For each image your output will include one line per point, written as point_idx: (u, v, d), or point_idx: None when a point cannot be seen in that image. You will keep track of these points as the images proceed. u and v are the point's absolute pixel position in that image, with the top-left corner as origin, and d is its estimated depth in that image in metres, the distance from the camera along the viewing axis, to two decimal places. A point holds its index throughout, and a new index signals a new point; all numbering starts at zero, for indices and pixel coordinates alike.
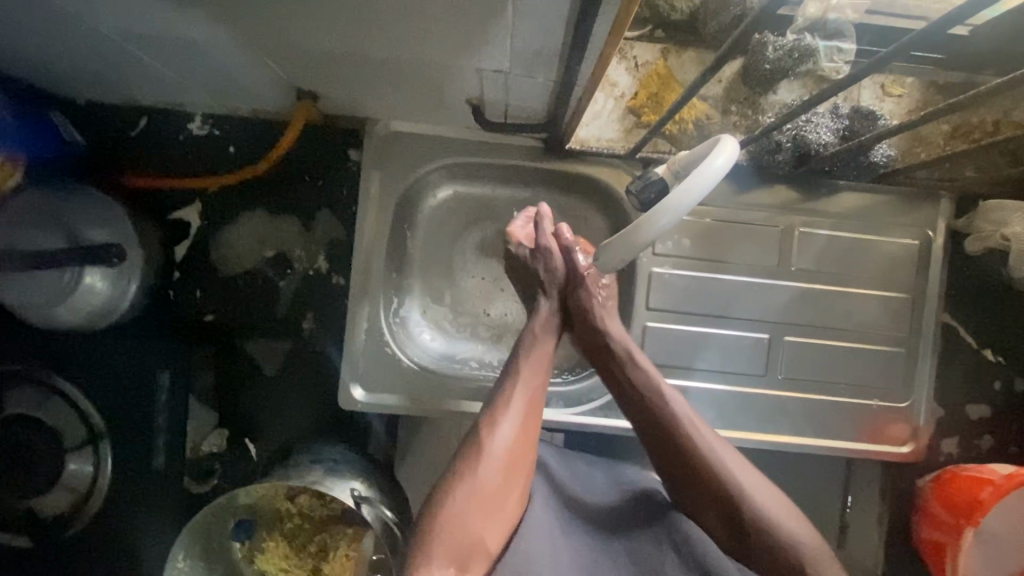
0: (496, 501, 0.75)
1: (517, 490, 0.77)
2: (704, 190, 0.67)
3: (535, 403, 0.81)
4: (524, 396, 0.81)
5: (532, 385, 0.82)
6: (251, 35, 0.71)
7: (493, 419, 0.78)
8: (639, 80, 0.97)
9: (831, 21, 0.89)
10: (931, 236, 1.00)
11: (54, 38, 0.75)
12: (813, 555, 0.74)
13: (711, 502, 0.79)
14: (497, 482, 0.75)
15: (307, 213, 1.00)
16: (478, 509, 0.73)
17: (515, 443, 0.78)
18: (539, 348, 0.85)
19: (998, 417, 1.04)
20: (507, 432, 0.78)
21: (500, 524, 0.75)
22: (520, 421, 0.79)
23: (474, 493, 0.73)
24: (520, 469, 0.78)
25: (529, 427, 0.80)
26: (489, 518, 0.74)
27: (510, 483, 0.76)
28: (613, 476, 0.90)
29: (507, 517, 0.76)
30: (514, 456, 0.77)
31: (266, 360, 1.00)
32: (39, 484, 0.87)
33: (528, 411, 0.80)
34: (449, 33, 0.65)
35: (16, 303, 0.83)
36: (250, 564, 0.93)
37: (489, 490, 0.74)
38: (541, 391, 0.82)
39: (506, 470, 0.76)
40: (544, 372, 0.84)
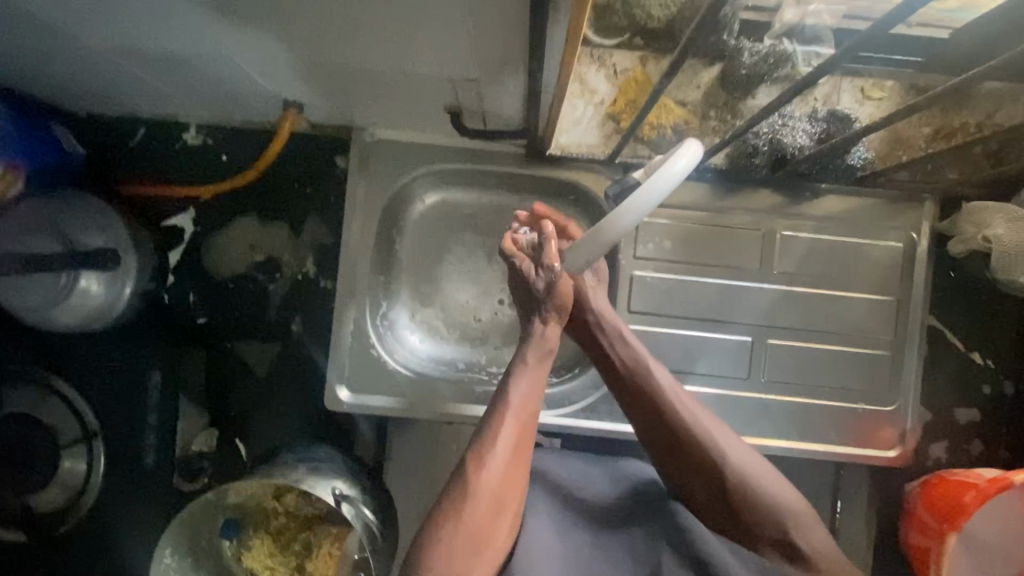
0: (484, 538, 0.73)
1: (505, 524, 0.75)
2: (664, 192, 0.69)
3: (524, 436, 0.78)
4: (513, 429, 0.77)
5: (523, 409, 0.78)
6: (232, 48, 0.74)
7: (481, 456, 0.75)
8: (618, 87, 0.98)
9: (808, 27, 0.90)
10: (914, 238, 0.99)
11: (50, 54, 0.79)
12: (797, 530, 0.79)
13: (700, 473, 0.82)
14: (486, 522, 0.73)
15: (296, 219, 1.03)
16: (467, 549, 0.71)
17: (509, 469, 0.75)
18: (530, 370, 0.81)
19: (988, 421, 1.03)
20: (496, 468, 0.75)
21: (489, 556, 0.73)
22: (508, 457, 0.76)
23: (464, 530, 0.72)
24: (510, 503, 0.75)
25: (519, 462, 0.76)
26: (479, 555, 0.72)
27: (500, 517, 0.75)
28: (610, 471, 0.90)
29: (496, 550, 0.74)
30: (504, 493, 0.74)
31: (256, 361, 1.02)
32: (35, 481, 0.91)
33: (517, 444, 0.77)
34: (417, 42, 0.67)
35: (18, 304, 0.89)
36: (238, 562, 0.95)
37: (478, 527, 0.72)
38: (531, 419, 0.79)
39: (495, 506, 0.74)
40: (534, 399, 0.80)
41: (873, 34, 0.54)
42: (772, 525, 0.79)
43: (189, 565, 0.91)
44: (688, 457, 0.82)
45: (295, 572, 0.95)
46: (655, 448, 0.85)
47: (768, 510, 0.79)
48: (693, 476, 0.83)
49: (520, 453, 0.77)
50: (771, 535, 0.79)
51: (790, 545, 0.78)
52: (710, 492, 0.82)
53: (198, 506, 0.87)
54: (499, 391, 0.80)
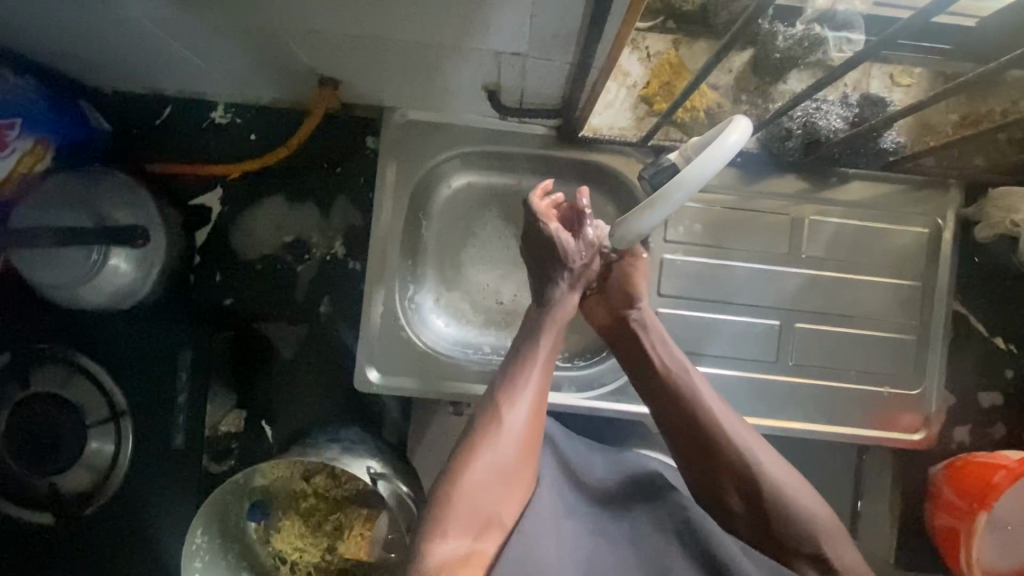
0: (511, 480, 0.75)
1: (531, 463, 0.77)
2: (715, 166, 0.70)
3: (546, 382, 0.83)
4: (538, 373, 0.82)
5: (546, 356, 0.84)
6: (278, 22, 0.73)
7: (509, 396, 0.79)
8: (651, 70, 0.98)
9: (840, 12, 0.92)
10: (941, 224, 1.00)
11: (88, 27, 0.78)
12: (829, 539, 0.79)
13: (731, 478, 0.82)
14: (514, 457, 0.76)
15: (325, 200, 1.03)
16: (497, 482, 0.74)
17: (533, 415, 0.79)
18: (554, 327, 0.86)
19: (1010, 405, 1.05)
20: (523, 409, 0.79)
21: (516, 494, 0.75)
22: (534, 396, 0.80)
23: (493, 462, 0.74)
24: (535, 445, 0.78)
25: (541, 407, 0.80)
26: (505, 490, 0.74)
27: (527, 458, 0.77)
28: (611, 458, 0.90)
29: (521, 491, 0.76)
30: (530, 430, 0.78)
31: (283, 344, 1.02)
32: (62, 462, 0.89)
33: (541, 389, 0.82)
34: (470, 15, 0.67)
35: (44, 282, 0.86)
36: (265, 543, 0.95)
37: (508, 462, 0.75)
38: (552, 367, 0.84)
39: (522, 445, 0.77)
40: (556, 349, 0.85)
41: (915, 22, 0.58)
42: (800, 533, 0.79)
43: (218, 548, 0.89)
44: (722, 460, 0.82)
45: (326, 553, 0.94)
46: (686, 449, 0.84)
47: (799, 520, 0.80)
48: (725, 484, 0.82)
49: (543, 401, 0.81)
50: (800, 543, 0.79)
51: (820, 556, 0.79)
52: (739, 498, 0.82)
53: (228, 487, 0.86)
54: (522, 338, 0.86)
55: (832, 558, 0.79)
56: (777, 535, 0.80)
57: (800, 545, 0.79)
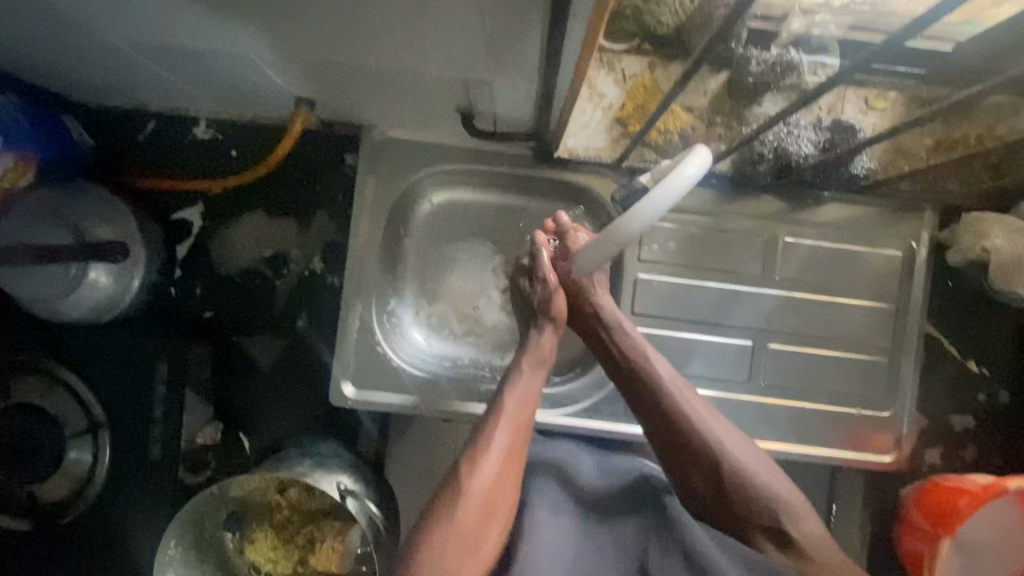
0: (473, 543, 0.74)
1: (495, 530, 0.76)
2: (674, 198, 0.72)
3: (518, 441, 0.79)
4: (507, 431, 0.79)
5: (517, 416, 0.80)
6: (251, 47, 0.75)
7: (474, 460, 0.77)
8: (626, 91, 1.00)
9: (815, 36, 0.91)
10: (914, 247, 1.01)
11: (68, 50, 0.80)
12: (791, 520, 0.80)
13: (702, 476, 0.82)
14: (478, 524, 0.75)
15: (305, 215, 1.05)
16: (460, 553, 0.73)
17: (498, 480, 0.77)
18: (524, 378, 0.83)
19: (982, 427, 1.06)
20: (488, 472, 0.76)
21: (477, 561, 0.75)
22: (502, 460, 0.77)
23: (452, 535, 0.73)
24: (501, 509, 0.77)
25: (509, 469, 0.78)
26: (467, 560, 0.74)
27: (490, 525, 0.76)
28: (602, 459, 0.91)
29: (485, 556, 0.76)
30: (497, 494, 0.76)
31: (261, 356, 1.05)
32: (41, 470, 0.93)
33: (510, 453, 0.78)
34: (434, 45, 0.69)
35: (26, 296, 0.88)
36: (240, 554, 0.96)
37: (469, 531, 0.74)
38: (526, 425, 0.81)
39: (485, 512, 0.75)
40: (529, 405, 0.82)
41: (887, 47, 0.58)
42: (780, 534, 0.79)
43: (193, 558, 0.91)
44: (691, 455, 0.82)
45: (297, 565, 0.96)
46: (674, 466, 0.83)
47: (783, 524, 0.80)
48: (713, 497, 0.82)
49: (512, 457, 0.79)
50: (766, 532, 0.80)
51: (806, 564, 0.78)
52: (708, 483, 0.82)
53: (207, 497, 0.87)
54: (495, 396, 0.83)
55: (796, 540, 0.79)
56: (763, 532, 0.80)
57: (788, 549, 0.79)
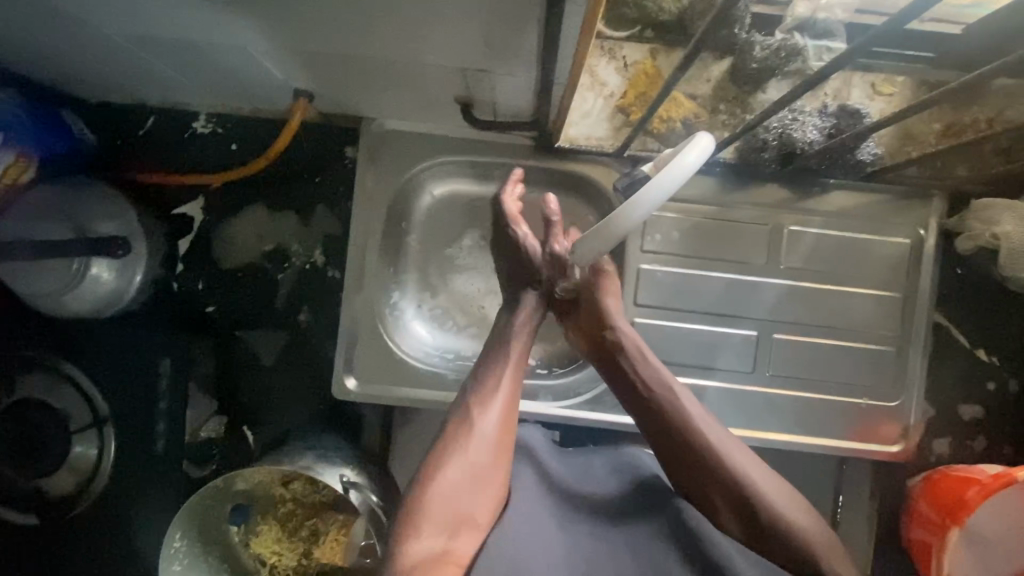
0: (483, 477, 0.75)
1: (503, 472, 0.77)
2: (675, 184, 0.72)
3: (519, 387, 0.83)
4: (511, 378, 0.82)
5: (520, 359, 0.85)
6: (247, 40, 0.75)
7: (480, 401, 0.79)
8: (628, 79, 0.98)
9: (820, 21, 0.90)
10: (922, 235, 0.99)
11: (66, 46, 0.80)
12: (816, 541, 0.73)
13: (731, 510, 0.75)
14: (485, 461, 0.76)
15: (305, 209, 1.04)
16: (469, 486, 0.74)
17: (503, 422, 0.79)
18: (527, 328, 0.88)
19: (991, 417, 1.04)
20: (493, 415, 0.78)
21: (488, 497, 0.75)
22: (507, 401, 0.80)
23: (461, 469, 0.75)
24: (507, 449, 0.78)
25: (514, 411, 0.80)
26: (477, 493, 0.74)
27: (498, 462, 0.77)
28: (610, 463, 0.88)
29: (495, 496, 0.76)
30: (503, 434, 0.78)
31: (265, 351, 1.04)
32: (45, 466, 0.93)
33: (512, 397, 0.81)
34: (431, 34, 0.68)
35: (30, 291, 0.89)
36: (245, 547, 0.97)
37: (475, 468, 0.75)
38: (527, 371, 0.84)
39: (493, 451, 0.77)
40: (532, 351, 0.86)
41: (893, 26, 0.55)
42: (788, 538, 0.73)
43: (197, 551, 0.92)
44: (717, 489, 0.76)
45: (301, 558, 0.96)
46: (671, 465, 0.78)
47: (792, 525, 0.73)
48: (716, 506, 0.76)
49: (514, 402, 0.81)
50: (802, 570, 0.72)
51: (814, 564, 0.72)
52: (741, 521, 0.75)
53: (211, 491, 0.88)
54: (499, 345, 0.86)
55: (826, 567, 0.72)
56: (773, 545, 0.73)
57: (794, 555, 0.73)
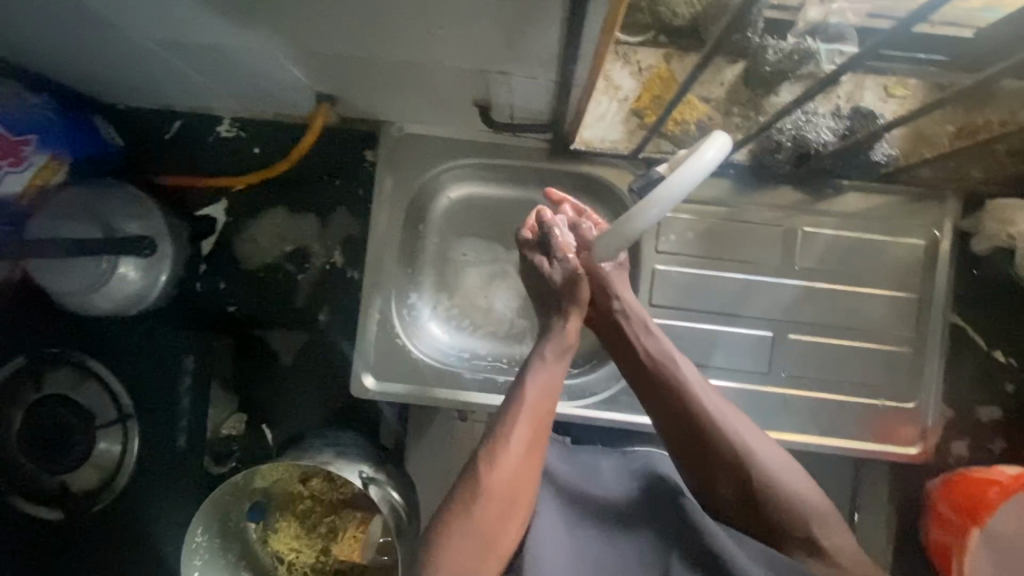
0: (494, 537, 0.71)
1: (515, 528, 0.73)
2: (693, 181, 0.73)
3: (536, 443, 0.77)
4: (525, 433, 0.76)
5: (537, 407, 0.78)
6: (276, 45, 0.77)
7: (496, 452, 0.74)
8: (642, 83, 0.99)
9: (832, 25, 0.90)
10: (937, 236, 1.00)
11: (101, 51, 0.83)
12: (818, 523, 0.76)
13: (730, 481, 0.79)
14: (497, 520, 0.72)
15: (325, 211, 1.07)
16: (479, 549, 0.70)
17: (517, 477, 0.74)
18: (547, 367, 0.81)
19: (1010, 419, 1.04)
20: (507, 470, 0.73)
21: (497, 559, 0.72)
22: (522, 455, 0.75)
23: (474, 529, 0.70)
24: (522, 504, 0.74)
25: (530, 464, 0.75)
26: (486, 557, 0.71)
27: (510, 520, 0.73)
28: (620, 463, 0.90)
29: (505, 553, 0.73)
30: (514, 497, 0.73)
31: (283, 350, 1.07)
32: (72, 460, 0.96)
33: (533, 437, 0.77)
34: (455, 37, 0.70)
35: (58, 291, 0.92)
36: (264, 544, 0.98)
37: (486, 529, 0.71)
38: (546, 417, 0.78)
39: (506, 506, 0.72)
40: (550, 394, 0.79)
41: (900, 31, 0.59)
42: (794, 520, 0.76)
43: (218, 546, 0.93)
44: (717, 460, 0.79)
45: (320, 554, 0.97)
46: (680, 448, 0.81)
47: (787, 501, 0.76)
48: (716, 475, 0.79)
49: (534, 453, 0.76)
50: (797, 541, 0.76)
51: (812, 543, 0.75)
52: (738, 490, 0.78)
53: (234, 485, 0.89)
54: (514, 388, 0.80)
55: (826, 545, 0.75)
56: (774, 522, 0.77)
57: (791, 533, 0.76)
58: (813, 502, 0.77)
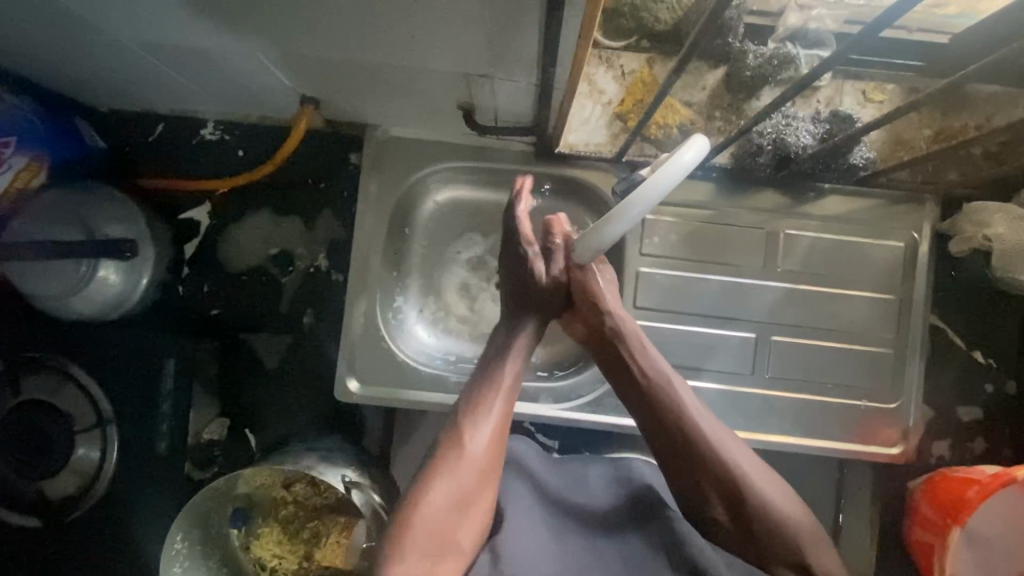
0: (470, 499, 0.76)
1: (491, 492, 0.78)
2: (672, 183, 0.73)
3: (509, 413, 0.82)
4: (499, 404, 0.81)
5: (510, 380, 0.83)
6: (257, 48, 0.77)
7: (471, 423, 0.79)
8: (626, 87, 1.01)
9: (811, 31, 0.93)
10: (916, 238, 1.01)
11: (79, 53, 0.82)
12: (810, 546, 0.75)
13: (722, 504, 0.77)
14: (473, 485, 0.76)
15: (310, 214, 1.07)
16: (456, 511, 0.75)
17: (492, 443, 0.79)
18: (518, 343, 0.86)
19: (989, 419, 1.05)
20: (482, 438, 0.79)
21: (474, 522, 0.76)
22: (496, 425, 0.80)
23: (450, 492, 0.75)
24: (497, 469, 0.79)
25: (503, 432, 0.80)
26: (463, 517, 0.75)
27: (485, 485, 0.78)
28: (610, 471, 0.89)
29: (482, 518, 0.77)
30: (488, 463, 0.78)
31: (268, 354, 1.05)
32: (51, 465, 0.95)
33: (506, 408, 0.82)
34: (435, 40, 0.70)
35: (37, 293, 0.91)
36: (246, 551, 0.96)
37: (463, 492, 0.76)
38: (517, 389, 0.84)
39: (482, 472, 0.77)
40: (522, 368, 0.85)
41: (872, 32, 0.58)
42: (785, 544, 0.75)
43: (198, 554, 0.91)
44: (709, 481, 0.78)
45: (303, 560, 0.96)
46: (673, 465, 0.80)
47: (776, 523, 0.75)
48: (709, 498, 0.78)
49: (506, 421, 0.81)
50: (787, 562, 0.75)
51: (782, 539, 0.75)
52: (729, 512, 0.77)
53: (215, 490, 0.89)
54: (487, 362, 0.85)
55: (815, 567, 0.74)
56: (764, 544, 0.76)
57: (765, 531, 0.76)
58: (802, 525, 0.76)
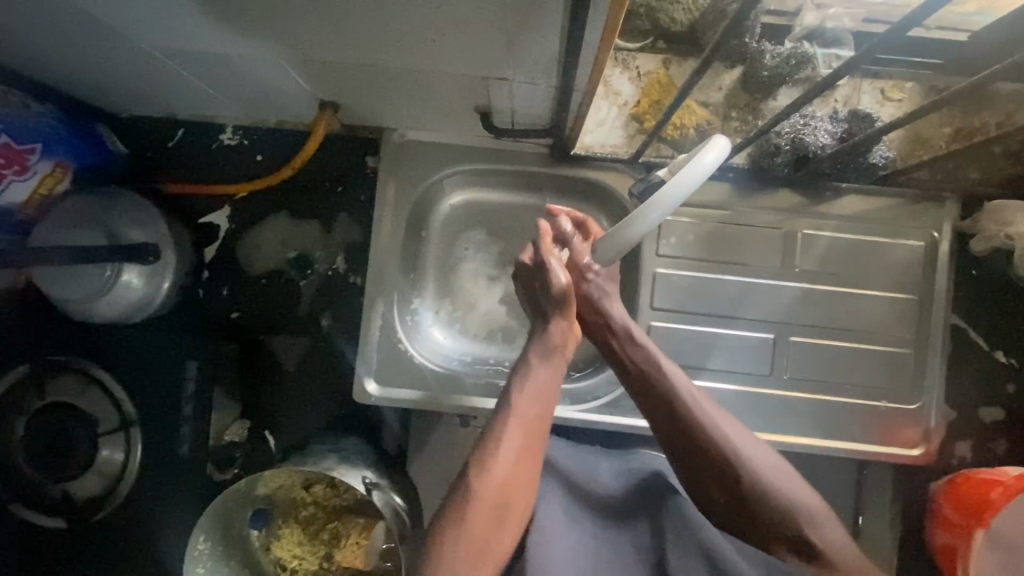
0: (490, 539, 0.70)
1: (512, 528, 0.72)
2: (694, 184, 0.74)
3: (531, 442, 0.75)
4: (520, 432, 0.74)
5: (530, 408, 0.76)
6: (279, 54, 0.78)
7: (487, 455, 0.73)
8: (641, 88, 1.01)
9: (829, 30, 0.93)
10: (937, 237, 1.00)
11: (106, 61, 0.84)
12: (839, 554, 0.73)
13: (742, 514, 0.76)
14: (490, 523, 0.70)
15: (327, 217, 1.08)
16: (474, 553, 0.68)
17: (512, 478, 0.72)
18: (539, 367, 0.79)
19: (1012, 419, 1.04)
20: (500, 471, 0.72)
21: (493, 564, 0.70)
22: (516, 457, 0.73)
23: (467, 534, 0.69)
24: (517, 503, 0.72)
25: (524, 464, 0.73)
26: (482, 560, 0.69)
27: (505, 521, 0.71)
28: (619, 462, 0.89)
29: (501, 555, 0.71)
30: (507, 499, 0.71)
31: (287, 356, 1.06)
32: (74, 469, 0.96)
33: (527, 441, 0.74)
34: (456, 44, 0.71)
35: (61, 297, 0.91)
36: (266, 552, 0.97)
37: (481, 531, 0.69)
38: (540, 416, 0.76)
39: (500, 507, 0.71)
40: (542, 394, 0.77)
41: (893, 35, 0.58)
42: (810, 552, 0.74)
43: (220, 555, 0.93)
44: (731, 491, 0.76)
45: (322, 561, 0.97)
46: (693, 475, 0.78)
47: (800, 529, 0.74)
48: (731, 506, 0.76)
49: (528, 451, 0.74)
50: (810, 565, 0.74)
51: (801, 540, 0.74)
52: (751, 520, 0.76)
53: (234, 493, 0.89)
54: (505, 388, 0.78)
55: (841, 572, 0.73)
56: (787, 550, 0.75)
57: (788, 542, 0.75)
58: (825, 531, 0.74)
